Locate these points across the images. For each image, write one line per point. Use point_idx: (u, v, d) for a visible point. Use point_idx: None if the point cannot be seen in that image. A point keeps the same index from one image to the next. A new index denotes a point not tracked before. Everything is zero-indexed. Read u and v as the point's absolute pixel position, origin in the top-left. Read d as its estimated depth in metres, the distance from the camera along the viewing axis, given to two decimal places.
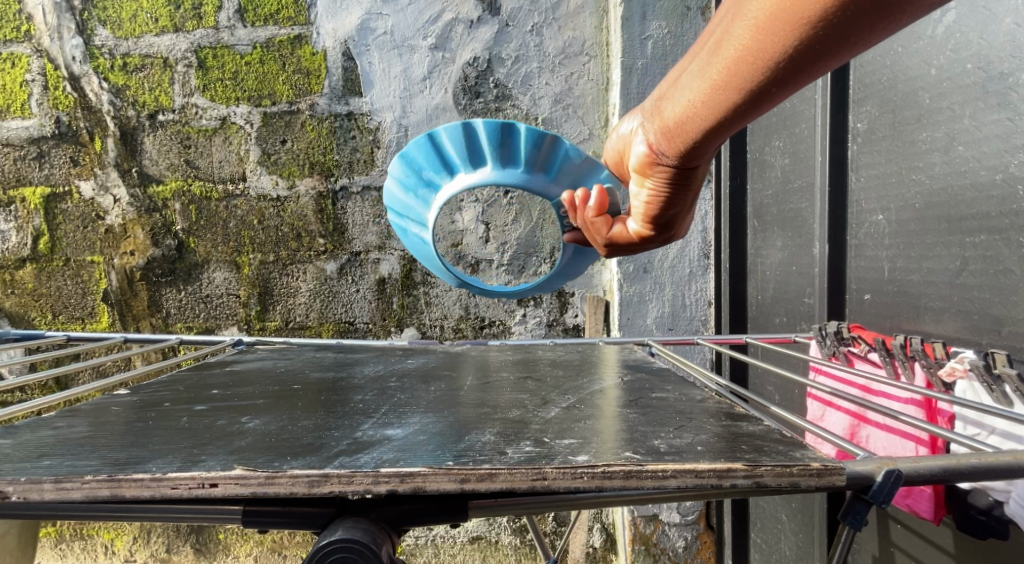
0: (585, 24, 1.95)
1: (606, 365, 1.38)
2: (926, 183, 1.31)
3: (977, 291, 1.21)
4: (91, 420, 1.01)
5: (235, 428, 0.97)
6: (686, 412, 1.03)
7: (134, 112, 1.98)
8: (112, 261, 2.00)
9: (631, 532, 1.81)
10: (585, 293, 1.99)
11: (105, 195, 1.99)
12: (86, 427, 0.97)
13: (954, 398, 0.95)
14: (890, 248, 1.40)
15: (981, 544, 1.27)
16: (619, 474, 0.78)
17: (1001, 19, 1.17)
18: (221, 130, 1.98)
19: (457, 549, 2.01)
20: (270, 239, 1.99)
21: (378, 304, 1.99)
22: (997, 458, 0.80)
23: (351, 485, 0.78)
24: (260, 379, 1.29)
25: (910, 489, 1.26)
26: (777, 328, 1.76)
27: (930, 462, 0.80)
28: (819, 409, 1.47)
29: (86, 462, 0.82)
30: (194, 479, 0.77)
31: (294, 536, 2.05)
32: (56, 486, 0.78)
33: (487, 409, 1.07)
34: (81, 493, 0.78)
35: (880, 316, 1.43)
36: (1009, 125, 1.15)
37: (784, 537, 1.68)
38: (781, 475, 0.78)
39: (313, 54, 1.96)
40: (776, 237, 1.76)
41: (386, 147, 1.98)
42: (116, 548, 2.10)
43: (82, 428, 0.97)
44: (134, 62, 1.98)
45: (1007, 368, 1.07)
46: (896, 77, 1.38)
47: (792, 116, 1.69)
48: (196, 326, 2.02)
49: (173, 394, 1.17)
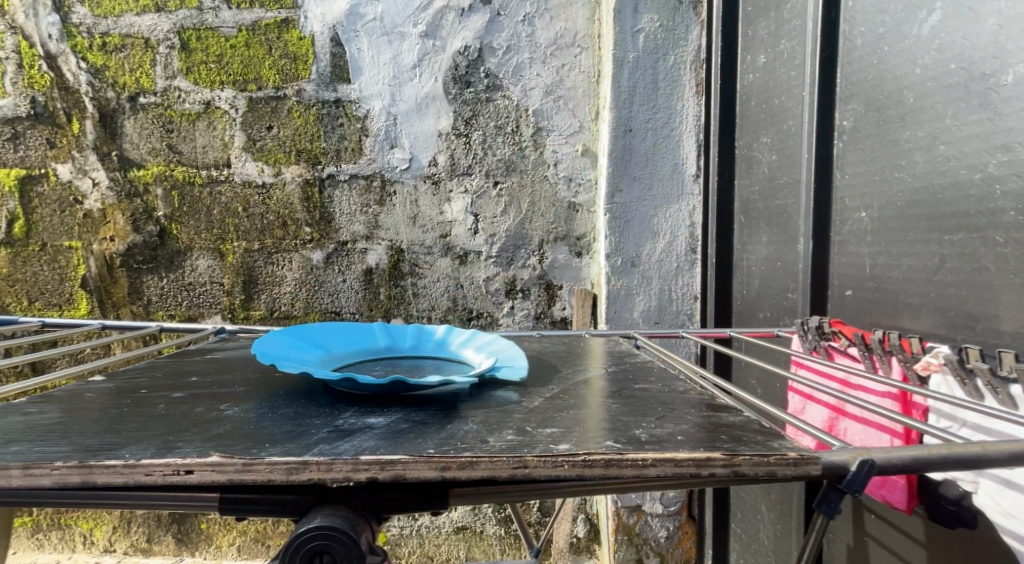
0: (577, 14, 1.94)
1: (591, 356, 1.40)
2: (908, 181, 1.33)
3: (954, 288, 1.24)
4: (64, 407, 1.00)
5: (213, 415, 0.97)
6: (667, 403, 1.04)
7: (114, 94, 1.93)
8: (90, 247, 1.97)
9: (614, 523, 1.83)
10: (573, 285, 1.99)
11: (83, 178, 1.95)
12: (58, 414, 0.96)
13: (929, 392, 0.98)
14: (872, 245, 1.43)
15: (951, 534, 1.31)
16: (599, 462, 0.80)
17: (984, 21, 1.19)
18: (205, 114, 1.94)
19: (442, 539, 2.02)
20: (254, 227, 1.96)
21: (366, 294, 1.97)
22: (964, 450, 0.83)
23: (330, 472, 0.79)
24: (241, 367, 1.28)
25: (884, 481, 1.28)
26: (760, 323, 1.78)
27: (902, 451, 0.83)
28: (799, 402, 1.52)
29: (57, 449, 0.83)
30: (169, 466, 0.79)
31: (279, 526, 2.04)
32: (24, 472, 0.78)
33: (472, 398, 1.07)
34: (51, 479, 0.78)
35: (861, 312, 1.46)
36: (989, 125, 1.18)
37: (763, 527, 1.72)
38: (758, 464, 0.80)
39: (301, 38, 1.93)
40: (761, 232, 1.78)
41: (374, 136, 1.95)
42: (95, 538, 2.07)
43: (54, 415, 0.96)
44: (114, 41, 1.93)
45: (979, 362, 1.09)
46: (882, 76, 1.40)
47: (779, 113, 1.70)
48: (178, 314, 1.99)
49: (150, 381, 1.16)
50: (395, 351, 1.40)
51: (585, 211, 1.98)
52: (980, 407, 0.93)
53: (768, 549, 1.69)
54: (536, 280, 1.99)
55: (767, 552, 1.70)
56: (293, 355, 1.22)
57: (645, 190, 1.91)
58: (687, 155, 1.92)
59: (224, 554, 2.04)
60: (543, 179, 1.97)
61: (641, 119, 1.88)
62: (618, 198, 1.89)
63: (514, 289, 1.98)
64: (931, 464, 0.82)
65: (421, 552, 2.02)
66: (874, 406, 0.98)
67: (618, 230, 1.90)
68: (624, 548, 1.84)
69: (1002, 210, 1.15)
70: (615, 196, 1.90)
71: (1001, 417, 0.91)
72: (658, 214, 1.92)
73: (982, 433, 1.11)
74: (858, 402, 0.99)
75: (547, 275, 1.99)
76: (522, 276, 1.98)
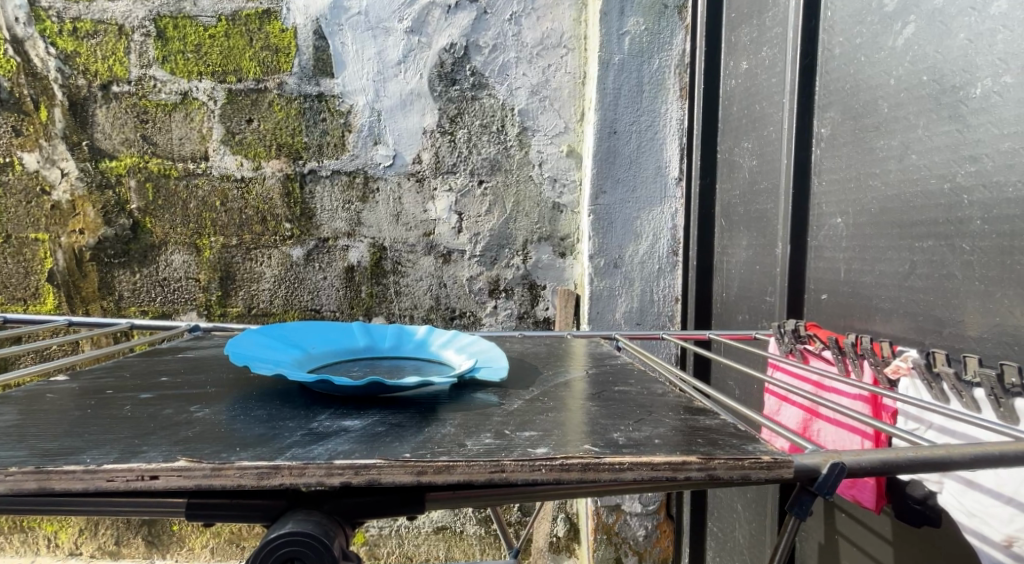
0: (563, 15, 1.94)
1: (573, 358, 1.40)
2: (882, 189, 1.37)
3: (924, 293, 1.27)
4: (23, 408, 0.96)
5: (182, 417, 0.94)
6: (646, 406, 1.05)
7: (86, 82, 1.88)
8: (58, 240, 1.90)
9: (593, 522, 1.85)
10: (557, 286, 1.99)
11: (51, 168, 1.89)
12: (16, 416, 0.93)
13: (899, 396, 1.01)
14: (847, 250, 1.46)
15: (916, 532, 1.35)
16: (576, 466, 0.80)
17: (955, 35, 1.22)
18: (182, 105, 1.90)
19: (422, 539, 2.01)
20: (232, 222, 1.92)
21: (346, 292, 1.94)
22: (934, 453, 0.85)
23: (303, 477, 0.78)
24: (215, 366, 1.25)
25: (854, 481, 1.31)
26: (739, 325, 1.81)
27: (872, 455, 0.84)
28: (775, 404, 1.55)
29: (13, 454, 0.80)
30: (132, 472, 0.77)
31: (255, 527, 2.00)
32: None
33: (452, 400, 1.06)
34: (5, 486, 0.76)
35: (836, 316, 1.49)
36: (958, 136, 1.21)
37: (739, 526, 1.75)
38: (733, 468, 0.81)
39: (283, 30, 1.89)
40: (741, 236, 1.81)
41: (357, 132, 1.92)
42: (60, 541, 2.01)
43: (11, 417, 0.92)
44: (86, 27, 1.87)
45: (946, 366, 1.12)
46: (859, 85, 1.43)
47: (760, 118, 1.72)
48: (151, 310, 1.93)
49: (116, 381, 1.12)
50: (374, 351, 1.38)
51: (569, 212, 1.99)
52: (948, 412, 0.96)
53: (743, 547, 1.72)
54: (519, 280, 1.98)
55: (742, 551, 1.73)
56: (269, 356, 1.19)
57: (628, 194, 1.92)
58: (670, 157, 1.94)
59: (197, 556, 2.00)
60: (528, 179, 1.97)
61: (626, 121, 1.90)
62: (601, 200, 1.90)
63: (497, 289, 1.97)
64: (903, 467, 0.84)
65: (400, 553, 2.01)
66: (848, 410, 1.00)
67: (602, 231, 1.90)
68: (602, 548, 1.86)
69: (969, 218, 1.19)
70: (599, 197, 1.90)
71: (966, 421, 0.93)
72: (642, 216, 1.93)
73: (945, 435, 1.13)
74: (833, 407, 1.01)
75: (530, 275, 1.99)
76: (506, 276, 1.97)
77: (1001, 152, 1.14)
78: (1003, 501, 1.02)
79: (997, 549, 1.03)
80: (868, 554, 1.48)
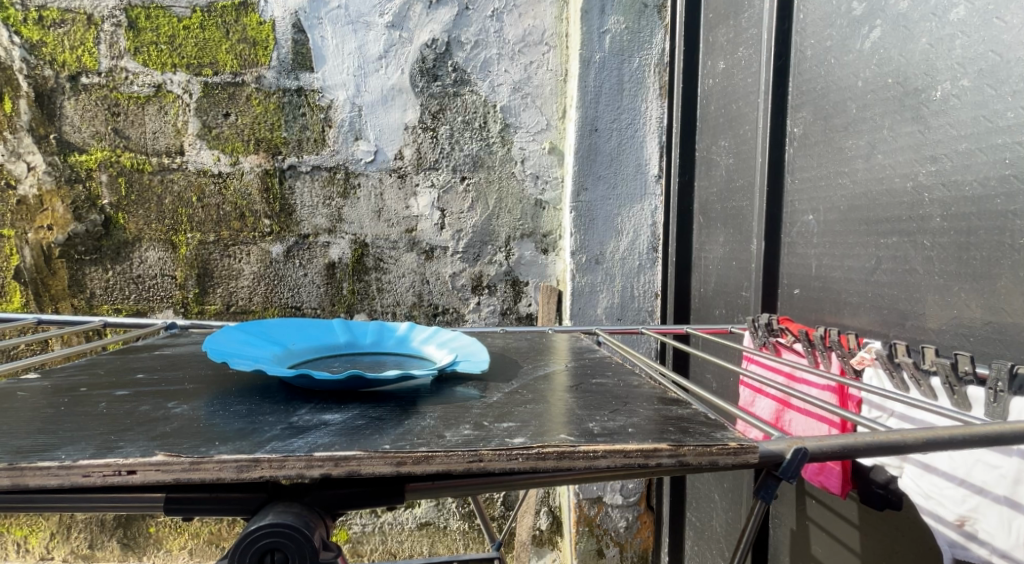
0: (545, 12, 1.96)
1: (556, 352, 1.41)
2: (850, 186, 1.41)
3: (888, 287, 1.32)
4: None
5: (159, 413, 0.92)
6: (622, 396, 1.06)
7: (53, 72, 1.82)
8: (25, 236, 1.84)
9: (575, 515, 1.88)
10: (539, 282, 2.01)
11: (16, 161, 1.82)
12: None
13: (864, 385, 1.03)
14: (818, 246, 1.51)
15: (880, 516, 1.41)
16: (552, 455, 0.81)
17: (918, 39, 1.27)
18: (155, 98, 1.85)
19: (406, 535, 2.01)
20: (209, 218, 1.88)
21: (327, 289, 1.92)
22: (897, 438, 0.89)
23: (283, 469, 0.77)
24: (192, 362, 1.22)
25: (823, 468, 1.32)
26: (716, 319, 1.86)
27: (834, 439, 0.85)
28: (750, 395, 1.59)
29: None
30: (109, 467, 0.76)
31: (234, 527, 1.98)
32: None
33: (433, 394, 1.06)
34: None
35: (807, 309, 1.54)
36: (920, 137, 1.26)
37: (716, 515, 1.81)
38: (702, 454, 0.83)
39: (261, 23, 1.86)
40: (718, 232, 1.85)
41: (339, 127, 1.90)
42: (30, 545, 1.96)
43: None
44: (53, 16, 1.81)
45: (905, 356, 1.14)
46: (829, 86, 1.48)
47: (737, 118, 1.76)
48: (125, 308, 1.88)
49: (90, 379, 1.09)
50: (356, 347, 1.36)
51: (551, 209, 2.00)
52: (907, 400, 0.98)
53: (721, 535, 1.78)
54: (502, 277, 1.99)
55: (720, 539, 1.79)
56: (249, 353, 1.17)
57: (609, 190, 1.94)
58: (650, 155, 1.97)
59: (174, 558, 1.96)
60: (510, 176, 1.97)
61: (606, 119, 1.92)
62: (583, 196, 1.92)
63: (480, 286, 1.98)
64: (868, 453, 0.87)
65: (383, 550, 2.01)
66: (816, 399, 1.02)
67: (584, 228, 1.92)
68: (584, 540, 1.89)
69: (930, 215, 1.24)
70: (580, 194, 1.93)
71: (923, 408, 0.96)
72: (622, 212, 1.96)
73: (906, 422, 1.17)
74: (801, 396, 1.02)
75: (513, 271, 2.00)
76: (489, 273, 1.98)
77: (959, 153, 1.19)
78: (957, 483, 1.05)
79: (950, 529, 1.06)
80: (837, 538, 1.53)
